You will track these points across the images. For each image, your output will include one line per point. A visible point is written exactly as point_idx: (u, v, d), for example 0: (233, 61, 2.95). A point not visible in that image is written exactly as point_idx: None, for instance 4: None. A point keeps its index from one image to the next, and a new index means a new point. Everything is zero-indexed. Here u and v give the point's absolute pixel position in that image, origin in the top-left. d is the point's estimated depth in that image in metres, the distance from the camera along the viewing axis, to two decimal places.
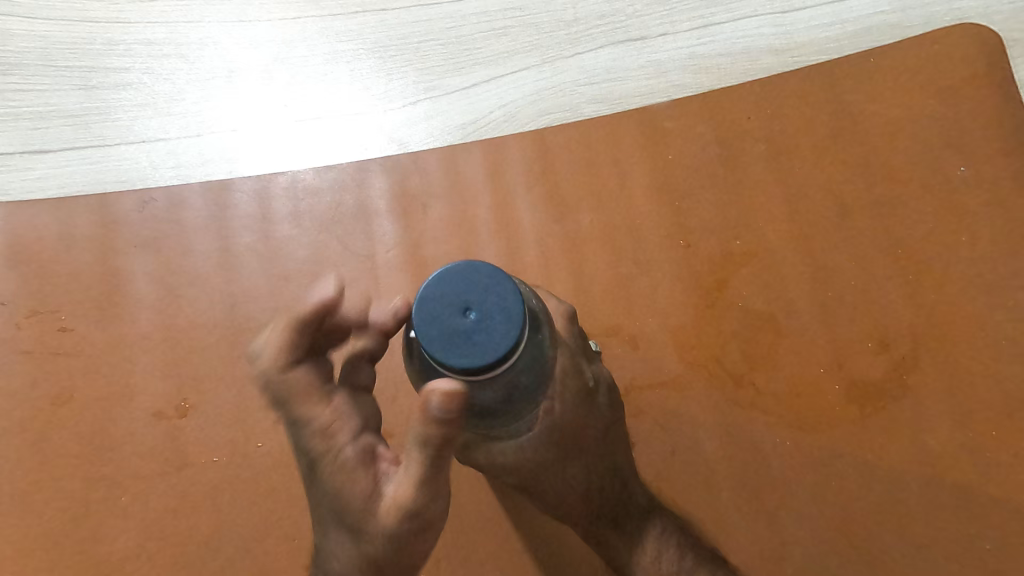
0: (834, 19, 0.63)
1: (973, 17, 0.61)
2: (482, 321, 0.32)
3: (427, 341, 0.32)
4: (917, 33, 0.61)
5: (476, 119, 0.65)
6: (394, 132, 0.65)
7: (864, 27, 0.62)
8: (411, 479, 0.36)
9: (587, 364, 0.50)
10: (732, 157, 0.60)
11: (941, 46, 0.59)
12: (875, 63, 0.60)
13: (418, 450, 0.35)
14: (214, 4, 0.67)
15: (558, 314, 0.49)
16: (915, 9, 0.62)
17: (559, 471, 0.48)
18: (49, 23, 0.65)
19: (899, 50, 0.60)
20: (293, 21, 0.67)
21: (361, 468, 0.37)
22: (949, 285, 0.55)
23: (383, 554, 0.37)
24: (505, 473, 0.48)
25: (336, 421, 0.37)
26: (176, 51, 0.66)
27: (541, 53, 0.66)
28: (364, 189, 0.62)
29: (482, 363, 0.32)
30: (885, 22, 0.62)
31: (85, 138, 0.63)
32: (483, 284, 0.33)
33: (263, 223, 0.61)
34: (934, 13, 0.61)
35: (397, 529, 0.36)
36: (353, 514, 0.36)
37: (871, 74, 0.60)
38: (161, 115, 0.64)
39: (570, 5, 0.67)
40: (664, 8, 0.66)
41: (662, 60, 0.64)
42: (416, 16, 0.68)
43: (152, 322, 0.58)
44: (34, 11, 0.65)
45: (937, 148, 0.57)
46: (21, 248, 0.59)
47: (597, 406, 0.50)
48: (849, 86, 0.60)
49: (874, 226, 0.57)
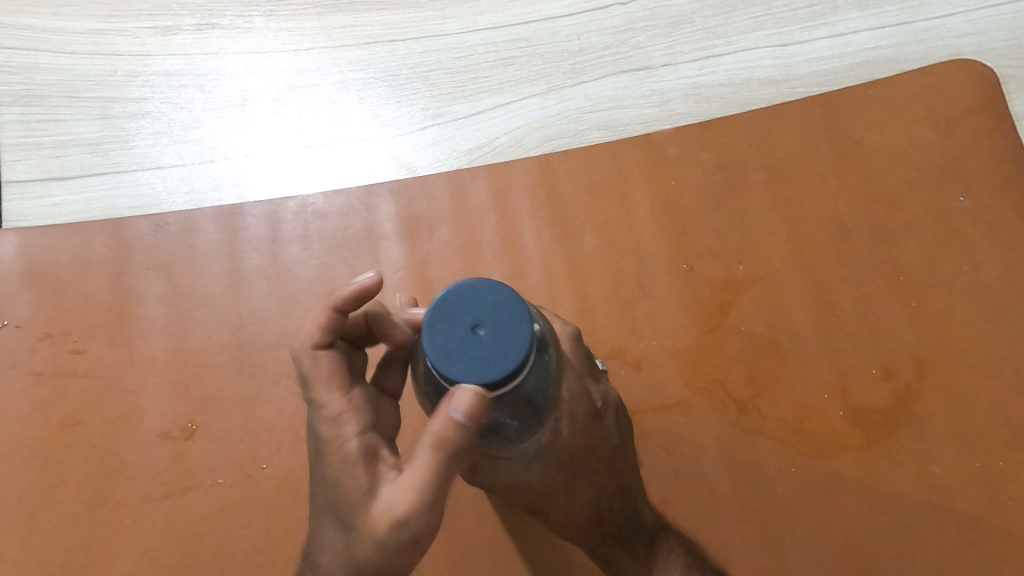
0: (832, 51, 0.64)
1: (968, 50, 0.62)
2: (490, 338, 0.33)
3: (432, 357, 0.33)
4: (915, 67, 0.62)
5: (482, 146, 0.67)
6: (402, 158, 0.67)
7: (862, 59, 0.63)
8: (415, 490, 0.34)
9: (594, 383, 0.51)
10: (734, 184, 0.61)
11: (939, 79, 0.60)
12: (875, 93, 0.61)
13: (429, 454, 0.34)
14: (231, 37, 0.69)
15: (564, 335, 0.49)
16: (912, 44, 0.63)
17: (567, 494, 0.49)
18: (74, 56, 0.67)
19: (898, 82, 0.61)
20: (306, 52, 0.69)
21: (361, 464, 0.36)
22: (952, 313, 0.55)
23: (375, 562, 0.36)
24: (511, 494, 0.48)
25: (346, 412, 0.38)
26: (194, 81, 0.68)
27: (546, 82, 0.68)
28: (372, 213, 0.63)
29: (486, 382, 0.32)
30: (882, 56, 0.63)
31: (104, 164, 0.65)
32: (490, 301, 0.33)
33: (273, 245, 0.62)
34: (931, 45, 0.63)
35: (386, 538, 0.35)
36: (346, 507, 0.36)
37: (870, 105, 0.61)
38: (177, 142, 0.66)
39: (575, 36, 0.69)
40: (667, 40, 0.67)
41: (665, 89, 0.66)
42: (426, 47, 0.70)
43: (162, 344, 0.59)
44: (60, 45, 0.67)
45: (937, 176, 0.58)
46: (37, 271, 0.61)
47: (605, 427, 0.50)
48: (848, 116, 0.61)
49: (875, 253, 0.57)
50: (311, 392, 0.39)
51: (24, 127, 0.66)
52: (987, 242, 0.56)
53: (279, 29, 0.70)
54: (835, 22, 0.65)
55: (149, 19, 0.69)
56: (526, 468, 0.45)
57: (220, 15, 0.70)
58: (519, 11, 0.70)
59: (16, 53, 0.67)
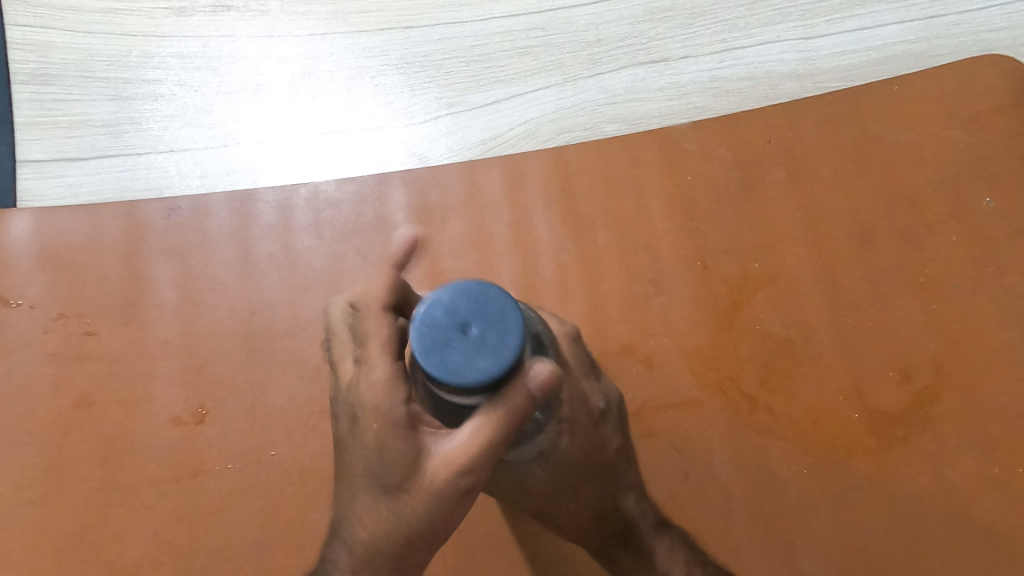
0: (857, 46, 0.63)
1: (996, 47, 0.61)
2: (483, 329, 0.31)
3: (446, 380, 0.30)
4: (943, 63, 0.61)
5: (496, 136, 0.66)
6: (415, 147, 0.66)
7: (888, 55, 0.62)
8: (472, 452, 0.34)
9: (593, 382, 0.51)
10: (752, 180, 0.60)
11: (968, 75, 0.58)
12: (900, 89, 0.59)
13: (480, 420, 0.33)
14: (246, 20, 0.69)
15: (563, 336, 0.48)
16: (940, 39, 0.61)
17: (567, 499, 0.48)
18: (89, 36, 0.67)
19: (925, 77, 0.59)
20: (321, 37, 0.69)
21: (407, 430, 0.35)
22: (975, 317, 0.54)
23: (420, 518, 0.36)
24: (513, 497, 0.48)
25: (396, 376, 0.36)
26: (208, 64, 0.68)
27: (563, 72, 0.67)
28: (384, 201, 0.63)
29: (517, 357, 0.31)
30: (909, 52, 0.62)
31: (117, 146, 0.65)
32: (461, 298, 0.31)
33: (284, 232, 0.62)
34: (958, 41, 0.61)
35: (440, 493, 0.35)
36: (394, 471, 0.35)
37: (895, 102, 0.59)
38: (190, 126, 0.66)
39: (593, 26, 0.68)
40: (687, 31, 0.66)
41: (683, 82, 0.65)
42: (441, 34, 0.69)
43: (174, 328, 0.59)
44: (75, 25, 0.67)
45: (961, 175, 0.57)
46: (50, 252, 0.61)
47: (604, 431, 0.50)
48: (872, 113, 0.59)
49: (896, 253, 0.56)
50: (362, 357, 0.38)
51: (38, 107, 0.65)
52: (1011, 244, 0.55)
53: (294, 14, 0.69)
54: (860, 16, 0.63)
55: (164, 0, 0.69)
56: (529, 471, 0.44)
57: None
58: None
59: (31, 32, 0.67)
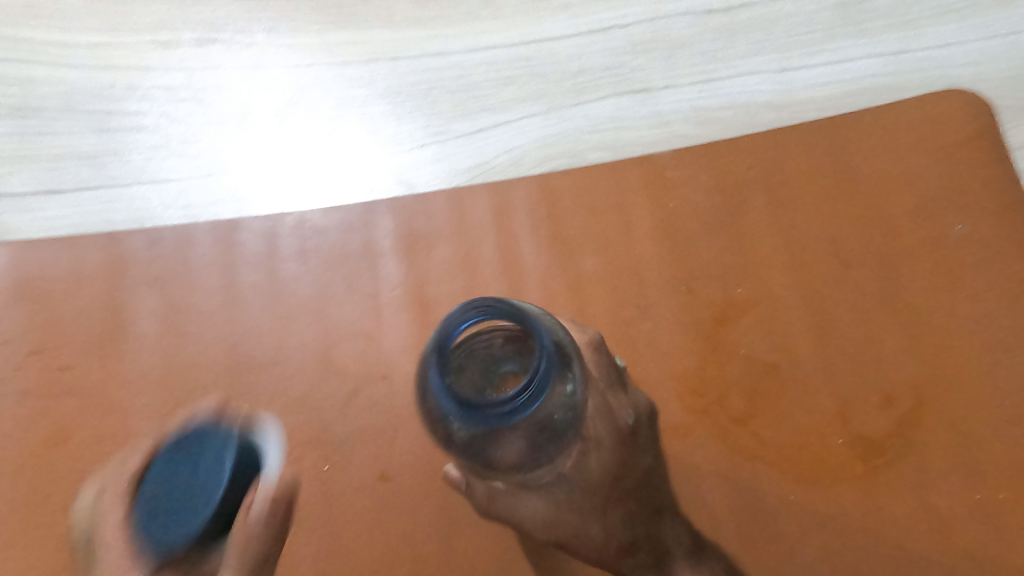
0: (831, 77, 0.65)
1: (963, 78, 0.63)
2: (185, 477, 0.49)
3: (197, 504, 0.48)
4: (912, 94, 0.63)
5: (482, 164, 0.66)
6: (401, 174, 0.66)
7: (860, 86, 0.64)
8: None
9: (623, 396, 0.51)
10: (737, 200, 0.61)
11: (935, 106, 0.60)
12: (874, 117, 0.61)
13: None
14: (231, 51, 0.69)
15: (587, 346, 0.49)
16: (908, 73, 0.64)
17: (595, 520, 0.49)
18: (73, 69, 0.67)
19: (896, 108, 0.61)
20: (308, 67, 0.69)
21: None
22: (952, 341, 0.55)
23: None
24: (538, 525, 0.48)
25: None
26: (193, 95, 0.68)
27: (548, 101, 0.68)
28: (370, 229, 0.63)
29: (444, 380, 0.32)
30: (880, 83, 0.64)
31: (98, 175, 0.64)
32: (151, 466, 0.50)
33: (269, 261, 0.62)
34: (927, 72, 0.63)
35: None
36: None
37: (868, 131, 0.61)
38: (175, 156, 0.66)
39: (576, 57, 0.69)
40: (667, 62, 0.68)
41: (665, 111, 0.66)
42: (427, 65, 0.70)
43: (154, 360, 0.58)
44: (59, 58, 0.67)
45: (936, 203, 0.58)
46: (28, 285, 0.60)
47: (635, 447, 0.51)
48: (848, 141, 0.61)
49: (875, 279, 0.57)
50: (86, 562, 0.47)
51: (20, 139, 0.65)
52: (984, 271, 0.56)
53: (281, 45, 0.70)
54: (834, 49, 0.66)
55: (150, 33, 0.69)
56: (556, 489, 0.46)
57: (221, 29, 0.69)
58: (520, 32, 0.70)
59: (14, 65, 0.67)
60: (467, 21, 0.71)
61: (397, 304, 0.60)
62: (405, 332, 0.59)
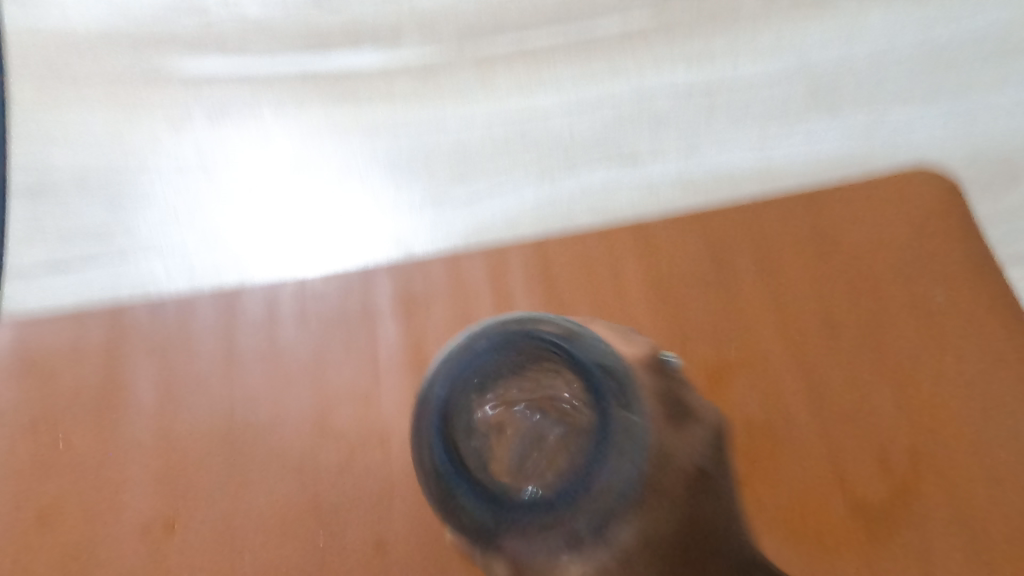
0: (809, 148, 0.69)
1: (933, 154, 0.68)
2: None
3: None
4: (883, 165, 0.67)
5: (479, 229, 0.69)
6: (402, 239, 0.69)
7: (836, 156, 0.68)
8: None
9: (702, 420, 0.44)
10: (723, 262, 0.63)
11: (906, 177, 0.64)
12: (851, 188, 0.64)
13: None
14: (239, 123, 0.71)
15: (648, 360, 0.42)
16: (878, 145, 0.68)
17: None
18: (86, 147, 0.70)
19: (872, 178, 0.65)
20: (312, 137, 0.72)
21: None
22: (941, 404, 0.56)
23: None
24: None
25: None
26: (200, 167, 0.70)
27: (542, 169, 0.71)
28: (369, 293, 0.63)
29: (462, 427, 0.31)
30: (852, 155, 0.68)
31: (100, 255, 0.65)
32: None
33: (268, 326, 0.62)
34: (899, 145, 0.68)
35: None
36: None
37: (847, 197, 0.64)
38: (181, 226, 0.67)
39: (569, 126, 0.72)
40: (655, 132, 0.71)
41: (654, 178, 0.70)
42: (426, 133, 0.72)
43: (150, 430, 0.58)
44: (73, 137, 0.70)
45: (919, 267, 0.61)
46: (28, 357, 0.60)
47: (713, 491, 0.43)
48: (828, 207, 0.64)
49: (863, 342, 0.59)
50: None
51: (32, 214, 0.67)
52: (970, 331, 0.59)
53: (285, 115, 0.72)
54: (810, 122, 0.70)
55: (160, 108, 0.71)
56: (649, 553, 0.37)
57: (228, 103, 0.71)
58: (515, 103, 0.73)
59: (29, 144, 0.69)
60: (463, 93, 0.73)
61: (395, 367, 0.61)
62: (401, 396, 0.59)
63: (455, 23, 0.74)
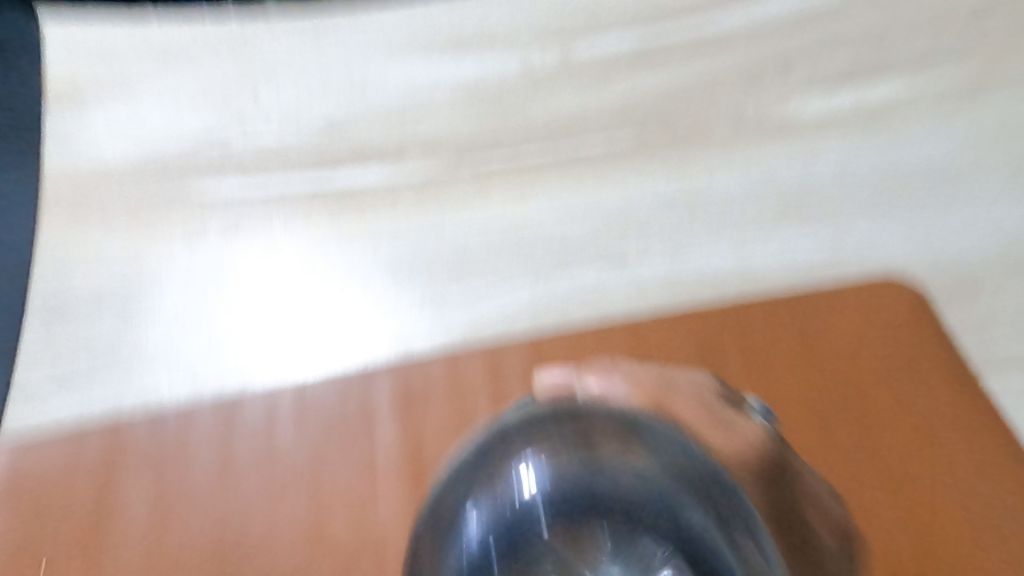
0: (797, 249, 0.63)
1: (949, 252, 0.62)
2: None
3: None
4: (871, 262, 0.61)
5: (477, 327, 0.64)
6: (402, 338, 0.63)
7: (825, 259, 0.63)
8: None
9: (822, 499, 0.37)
10: (715, 345, 0.54)
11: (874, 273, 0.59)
12: (831, 292, 0.56)
13: None
14: (247, 228, 0.66)
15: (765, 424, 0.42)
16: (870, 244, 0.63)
17: None
18: (81, 260, 0.63)
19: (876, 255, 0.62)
20: (320, 243, 0.66)
21: None
22: (955, 529, 0.44)
23: None
24: None
25: None
26: (207, 274, 0.64)
27: (536, 266, 0.66)
28: (367, 393, 0.56)
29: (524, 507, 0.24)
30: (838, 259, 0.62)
31: (80, 376, 0.59)
32: None
33: (268, 431, 0.55)
34: (911, 246, 0.62)
35: None
36: None
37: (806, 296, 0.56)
38: (189, 334, 0.62)
39: (559, 225, 0.67)
40: (638, 230, 0.66)
41: (643, 278, 0.64)
42: (425, 235, 0.68)
43: (138, 560, 0.50)
44: (65, 248, 0.63)
45: (927, 361, 0.52)
46: (21, 486, 0.53)
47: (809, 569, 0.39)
48: (794, 299, 0.56)
49: (859, 452, 0.48)
50: None
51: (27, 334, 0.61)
52: (975, 450, 0.48)
53: (288, 213, 0.67)
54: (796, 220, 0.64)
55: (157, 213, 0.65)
56: None
57: (237, 207, 0.66)
58: (505, 205, 0.69)
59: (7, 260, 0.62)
60: (461, 202, 0.69)
61: (393, 474, 0.52)
62: (396, 511, 0.50)
63: (455, 136, 0.71)
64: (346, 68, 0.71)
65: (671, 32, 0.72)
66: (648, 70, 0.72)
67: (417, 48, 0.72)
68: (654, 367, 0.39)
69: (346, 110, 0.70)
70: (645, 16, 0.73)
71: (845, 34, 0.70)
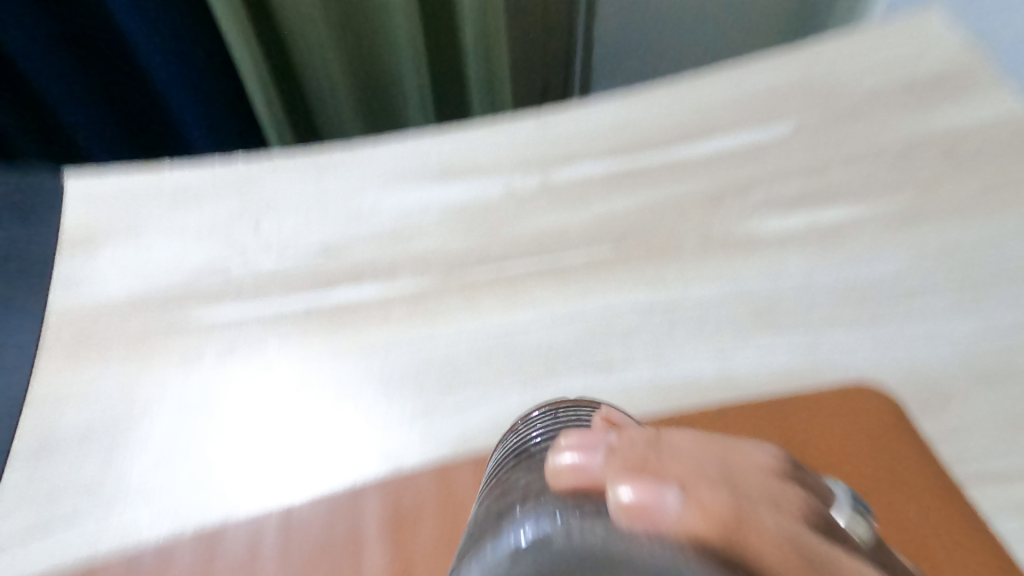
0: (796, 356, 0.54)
1: (995, 338, 0.52)
2: None
3: None
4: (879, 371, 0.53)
5: (466, 439, 0.56)
6: (391, 451, 0.56)
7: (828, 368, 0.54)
8: None
9: None
10: (721, 421, 0.52)
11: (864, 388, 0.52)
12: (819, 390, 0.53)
13: None
14: (241, 355, 0.61)
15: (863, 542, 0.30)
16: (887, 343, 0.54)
17: None
18: (59, 404, 0.58)
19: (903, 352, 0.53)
20: (315, 362, 0.60)
21: None
22: None
23: None
24: None
25: None
26: (201, 403, 0.58)
27: (518, 377, 0.58)
28: (356, 515, 0.53)
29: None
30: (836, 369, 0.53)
31: (57, 523, 0.53)
32: None
33: (251, 564, 0.52)
34: (952, 331, 0.53)
35: None
36: None
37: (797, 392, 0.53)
38: (175, 460, 0.56)
39: (539, 332, 0.60)
40: (622, 336, 0.58)
41: (633, 383, 0.56)
42: (415, 347, 0.61)
43: None
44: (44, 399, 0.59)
45: (920, 477, 0.48)
46: None
47: None
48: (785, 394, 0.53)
49: None
50: None
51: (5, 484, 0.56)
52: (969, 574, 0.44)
53: (282, 332, 0.62)
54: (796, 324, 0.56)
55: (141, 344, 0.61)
56: None
57: (235, 333, 0.62)
58: (490, 307, 0.63)
59: None
60: (451, 316, 0.63)
61: None
62: None
63: (444, 254, 0.67)
64: (343, 199, 0.72)
65: (648, 156, 0.70)
66: (625, 187, 0.68)
67: (409, 181, 0.73)
68: (722, 444, 0.28)
69: (342, 236, 0.69)
70: (619, 133, 0.72)
71: (796, 164, 0.65)
